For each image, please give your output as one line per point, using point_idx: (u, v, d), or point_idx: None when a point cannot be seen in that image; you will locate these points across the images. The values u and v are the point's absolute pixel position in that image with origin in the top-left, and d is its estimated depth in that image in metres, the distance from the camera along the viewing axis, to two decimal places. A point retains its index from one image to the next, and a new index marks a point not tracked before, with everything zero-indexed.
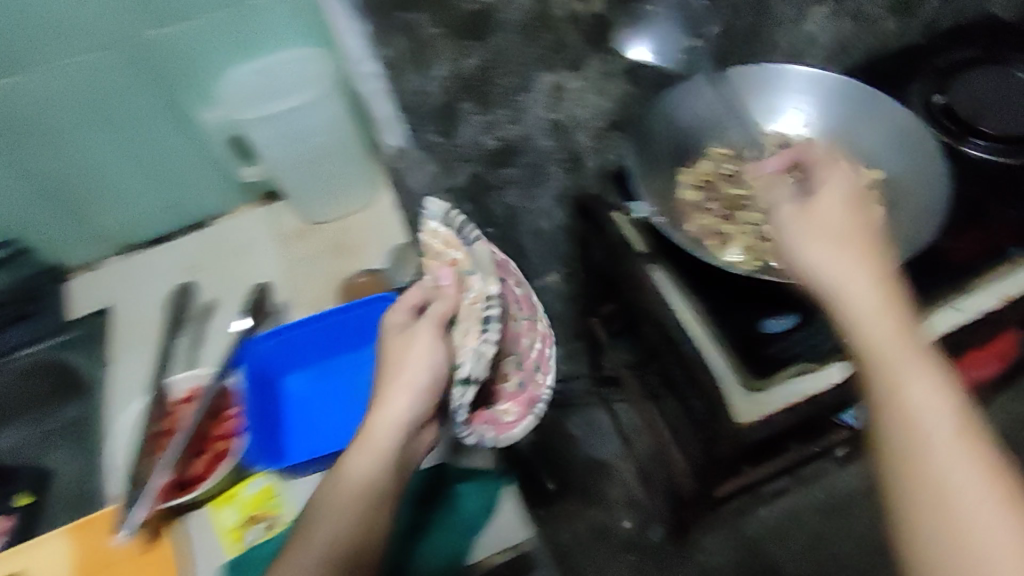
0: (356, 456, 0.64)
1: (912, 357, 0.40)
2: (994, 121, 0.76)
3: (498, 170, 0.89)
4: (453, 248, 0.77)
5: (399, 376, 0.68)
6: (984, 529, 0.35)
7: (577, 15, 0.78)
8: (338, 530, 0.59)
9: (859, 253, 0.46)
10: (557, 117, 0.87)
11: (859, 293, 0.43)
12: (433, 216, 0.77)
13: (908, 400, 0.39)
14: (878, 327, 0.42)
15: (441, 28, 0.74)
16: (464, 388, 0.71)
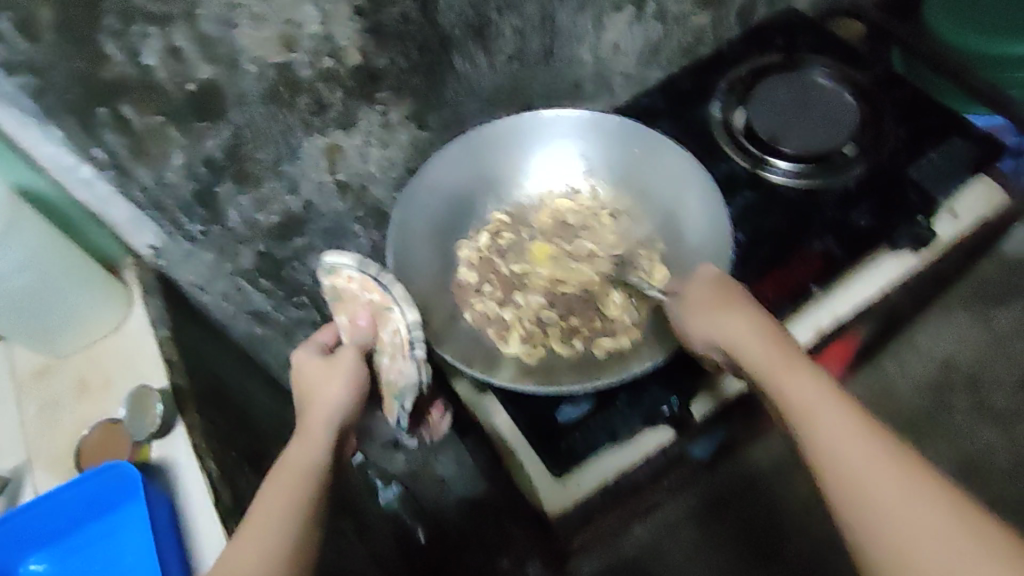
0: (301, 448, 0.55)
1: (823, 407, 0.47)
2: (793, 140, 0.70)
3: (286, 243, 0.79)
4: (369, 291, 0.60)
5: (322, 423, 0.57)
6: (960, 558, 0.40)
7: (330, 74, 0.69)
8: (286, 503, 0.51)
9: (757, 329, 0.54)
10: (340, 179, 0.78)
11: (759, 358, 0.52)
12: (343, 265, 0.61)
13: (846, 464, 0.45)
14: (786, 374, 0.50)
15: (158, 115, 0.61)
16: (404, 398, 0.62)
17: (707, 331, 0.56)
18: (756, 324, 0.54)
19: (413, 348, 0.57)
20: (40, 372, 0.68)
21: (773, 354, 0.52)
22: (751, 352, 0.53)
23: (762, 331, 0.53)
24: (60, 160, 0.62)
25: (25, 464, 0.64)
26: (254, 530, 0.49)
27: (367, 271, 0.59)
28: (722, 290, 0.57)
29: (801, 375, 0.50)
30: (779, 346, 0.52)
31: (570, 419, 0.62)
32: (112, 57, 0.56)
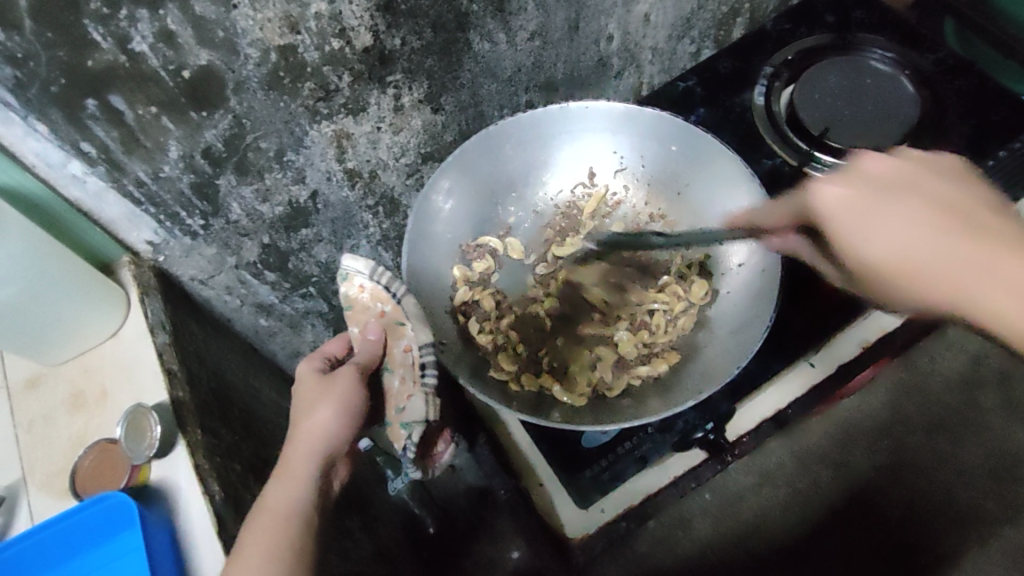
0: (283, 485, 0.51)
1: (995, 253, 0.43)
2: (843, 132, 0.66)
3: (292, 234, 0.73)
4: (381, 303, 0.59)
5: (300, 441, 0.53)
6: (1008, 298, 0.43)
7: (336, 58, 0.61)
8: (268, 550, 0.47)
9: (917, 236, 0.45)
10: (349, 167, 0.71)
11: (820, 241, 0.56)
12: (356, 272, 0.59)
13: (973, 297, 0.43)
14: (910, 236, 0.45)
15: (151, 107, 0.55)
16: (410, 429, 0.57)
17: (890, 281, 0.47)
18: (909, 209, 0.46)
19: (424, 372, 0.58)
20: (32, 384, 0.67)
21: (942, 234, 0.45)
22: (874, 242, 0.46)
23: (932, 227, 0.45)
24: (47, 157, 0.56)
25: (19, 483, 0.63)
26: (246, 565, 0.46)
27: (379, 280, 0.59)
28: (870, 193, 0.47)
29: (944, 221, 0.45)
30: (930, 232, 0.45)
31: (597, 443, 0.66)
32: (98, 44, 0.50)
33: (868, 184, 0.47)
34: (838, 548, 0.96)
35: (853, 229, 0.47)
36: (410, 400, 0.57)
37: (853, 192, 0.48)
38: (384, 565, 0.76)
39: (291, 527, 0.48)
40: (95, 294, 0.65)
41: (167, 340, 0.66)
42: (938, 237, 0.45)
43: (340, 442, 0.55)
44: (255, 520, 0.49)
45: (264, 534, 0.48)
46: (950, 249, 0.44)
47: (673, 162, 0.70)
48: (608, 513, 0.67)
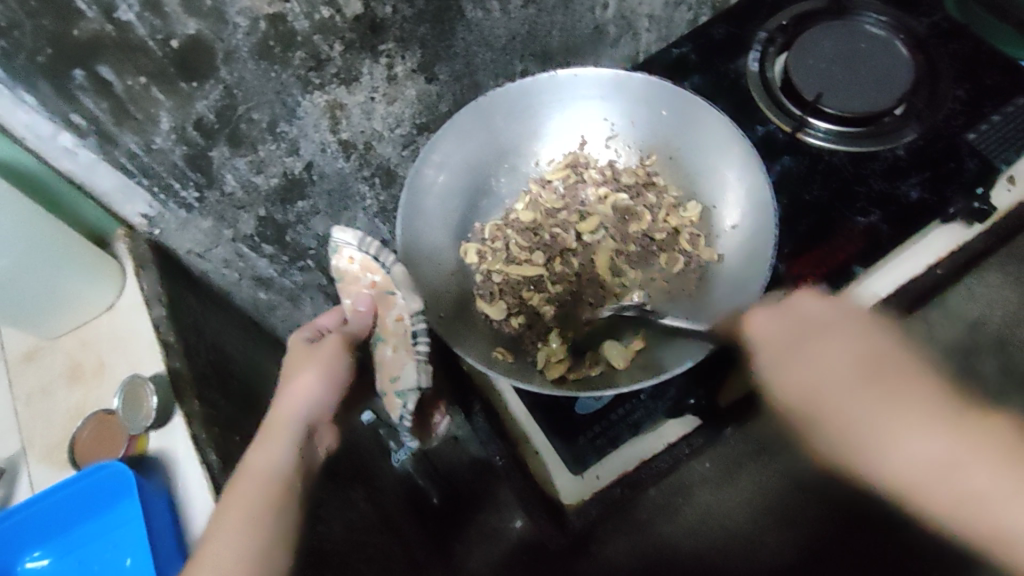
0: (266, 448, 0.51)
1: (889, 428, 0.53)
2: (837, 97, 0.67)
3: (288, 206, 0.71)
4: (371, 273, 0.61)
5: (283, 407, 0.54)
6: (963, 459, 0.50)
7: (327, 26, 0.62)
8: (247, 513, 0.48)
9: (829, 395, 0.55)
10: (343, 138, 0.70)
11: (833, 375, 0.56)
12: (345, 244, 0.60)
13: (904, 451, 0.52)
14: (834, 370, 0.56)
15: (140, 77, 0.55)
16: (404, 396, 0.58)
17: (817, 418, 0.56)
18: (857, 346, 0.56)
19: (416, 342, 0.58)
20: (30, 357, 0.68)
21: (867, 402, 0.54)
22: (802, 372, 0.56)
23: (914, 413, 0.53)
24: (36, 130, 0.56)
25: (18, 455, 0.63)
26: (227, 532, 0.47)
27: (368, 251, 0.60)
28: (810, 326, 0.58)
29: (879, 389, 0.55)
30: (930, 404, 0.53)
31: (590, 410, 0.67)
32: (83, 13, 0.50)
33: (795, 334, 0.57)
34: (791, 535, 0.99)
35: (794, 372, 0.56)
36: (403, 369, 0.58)
37: (793, 327, 0.58)
38: (388, 534, 0.77)
39: (269, 489, 0.49)
40: (88, 266, 0.65)
41: (164, 313, 0.66)
42: (866, 402, 0.54)
43: (325, 403, 0.55)
44: (236, 482, 0.49)
45: (236, 497, 0.48)
46: (942, 463, 0.51)
47: (662, 126, 0.70)
48: (603, 480, 0.68)
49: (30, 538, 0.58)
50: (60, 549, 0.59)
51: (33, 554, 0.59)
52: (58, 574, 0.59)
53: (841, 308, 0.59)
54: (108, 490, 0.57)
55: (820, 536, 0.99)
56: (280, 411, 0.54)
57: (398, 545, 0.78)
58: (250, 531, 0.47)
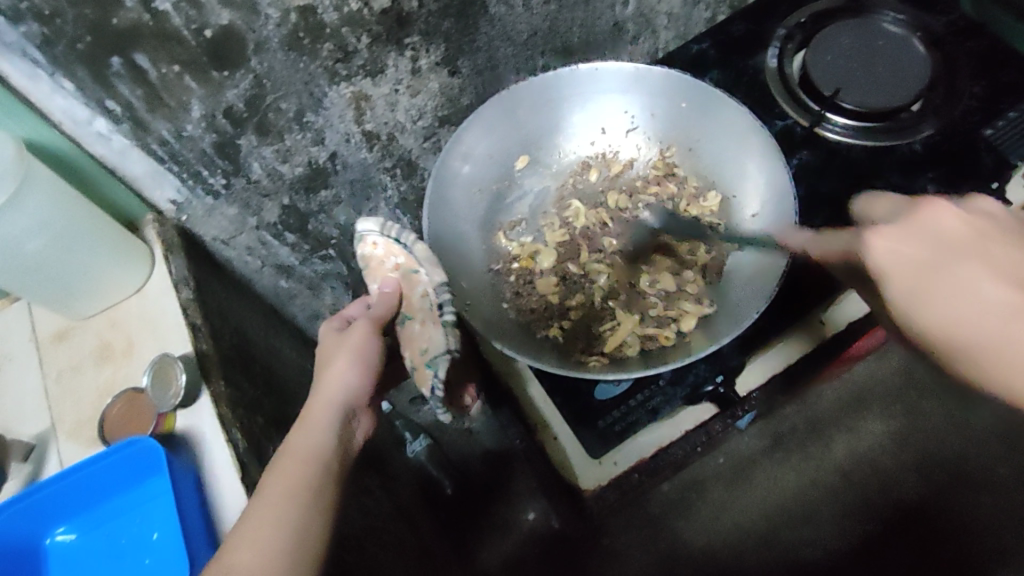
0: (306, 430, 0.52)
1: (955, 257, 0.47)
2: (855, 91, 0.68)
3: (311, 196, 0.74)
4: (393, 255, 0.64)
5: (320, 394, 0.55)
6: None
7: (355, 19, 0.63)
8: (288, 486, 0.48)
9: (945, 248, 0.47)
10: (367, 129, 0.72)
11: (958, 301, 0.45)
12: (368, 231, 0.65)
13: (995, 328, 0.43)
14: (973, 291, 0.44)
15: (175, 65, 0.57)
16: (435, 365, 0.59)
17: (979, 359, 0.43)
18: (1007, 250, 0.46)
19: (442, 309, 0.58)
20: (60, 336, 0.70)
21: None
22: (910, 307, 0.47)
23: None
24: (74, 114, 0.58)
25: (50, 430, 0.65)
26: (270, 504, 0.47)
27: (389, 232, 0.64)
28: (911, 210, 0.50)
29: (1023, 283, 0.44)
30: (992, 288, 0.44)
31: (608, 395, 0.68)
32: (122, 3, 0.51)
33: (935, 235, 0.48)
34: (807, 532, 0.99)
35: (950, 303, 0.45)
36: (431, 338, 0.60)
37: (919, 248, 0.47)
38: (402, 522, 0.78)
39: (310, 465, 0.49)
40: (118, 249, 0.67)
41: (191, 296, 0.68)
42: (1023, 298, 0.43)
43: (362, 393, 0.56)
44: (278, 462, 0.50)
45: (279, 473, 0.49)
46: None
47: (682, 118, 0.72)
48: (620, 466, 0.70)
49: (59, 510, 0.59)
50: (88, 523, 0.61)
51: (61, 526, 0.60)
52: (86, 547, 0.60)
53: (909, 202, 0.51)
54: (136, 465, 0.59)
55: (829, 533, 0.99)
56: (317, 397, 0.55)
57: (411, 534, 0.79)
58: (294, 502, 0.47)
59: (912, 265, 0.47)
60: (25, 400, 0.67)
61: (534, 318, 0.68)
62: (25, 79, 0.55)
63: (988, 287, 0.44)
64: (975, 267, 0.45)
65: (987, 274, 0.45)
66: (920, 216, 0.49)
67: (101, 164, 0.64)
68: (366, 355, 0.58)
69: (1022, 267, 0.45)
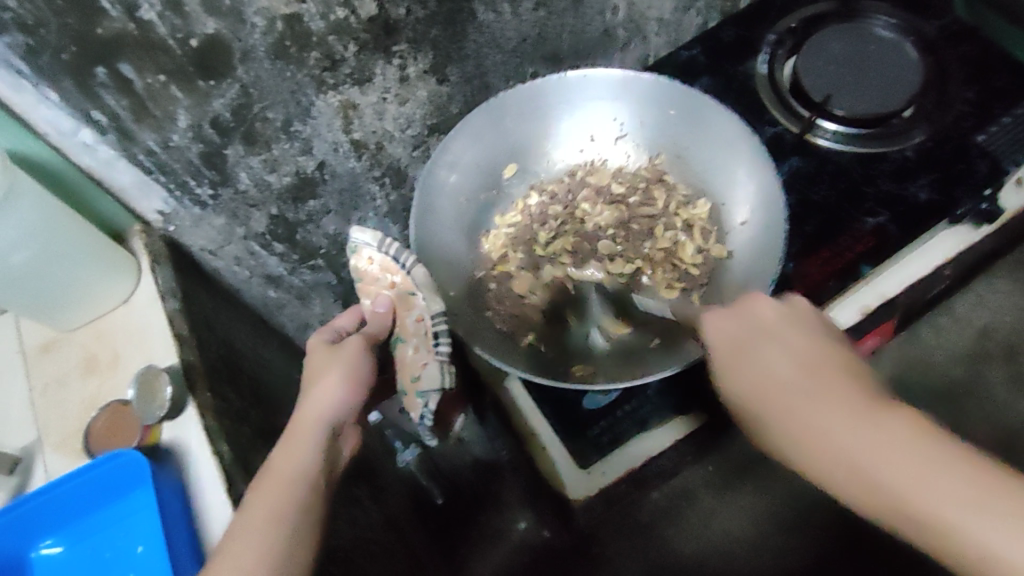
0: (291, 450, 0.52)
1: (878, 417, 0.43)
2: (846, 99, 0.68)
3: (299, 205, 0.74)
4: (391, 274, 0.62)
5: (306, 411, 0.55)
6: (996, 533, 0.36)
7: (342, 27, 0.62)
8: (270, 510, 0.48)
9: (771, 346, 0.50)
10: (355, 138, 0.72)
11: (821, 425, 0.44)
12: (364, 245, 0.62)
13: (841, 442, 0.43)
14: (795, 380, 0.47)
15: (160, 75, 0.56)
16: (427, 397, 0.59)
17: (827, 464, 0.43)
18: (818, 343, 0.49)
19: (437, 342, 0.59)
20: (46, 348, 0.69)
21: (845, 424, 0.44)
22: (773, 364, 0.49)
23: (869, 427, 0.43)
24: (59, 125, 0.58)
25: (35, 443, 0.65)
26: (252, 527, 0.48)
27: (387, 252, 0.62)
28: (788, 317, 0.51)
29: (890, 450, 0.41)
30: (855, 426, 0.43)
31: (596, 405, 0.69)
32: (106, 12, 0.51)
33: (759, 328, 0.51)
34: (801, 540, 0.99)
35: (816, 416, 0.45)
36: (425, 368, 0.59)
37: (747, 327, 0.51)
38: (392, 534, 0.78)
39: (293, 489, 0.50)
40: (104, 260, 0.66)
41: (178, 307, 0.68)
42: (869, 428, 0.43)
43: (350, 408, 0.56)
44: (262, 484, 0.50)
45: (263, 496, 0.49)
46: (893, 449, 0.41)
47: (670, 125, 0.71)
48: (610, 476, 0.67)
49: (43, 525, 0.59)
50: (72, 537, 0.60)
51: (45, 541, 0.60)
52: (70, 563, 0.60)
53: (779, 310, 0.51)
54: (120, 478, 0.58)
55: (823, 541, 0.99)
56: (303, 415, 0.55)
57: (403, 547, 0.78)
58: (276, 528, 0.48)
59: (797, 350, 0.49)
60: (11, 413, 0.66)
61: (521, 330, 0.67)
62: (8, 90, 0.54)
63: (843, 428, 0.43)
64: (825, 404, 0.45)
65: (783, 362, 0.48)
66: (815, 364, 0.47)
67: (86, 175, 0.64)
68: (358, 377, 0.57)
69: (825, 432, 0.44)
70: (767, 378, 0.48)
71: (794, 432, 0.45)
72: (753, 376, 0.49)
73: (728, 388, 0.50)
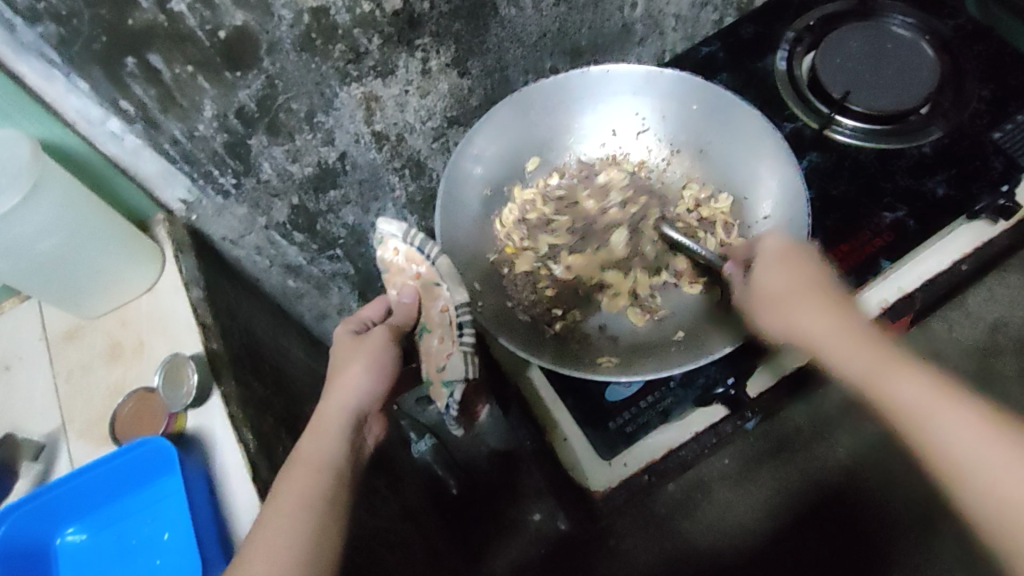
0: (317, 439, 0.53)
1: (893, 362, 0.49)
2: (866, 96, 0.68)
3: (320, 195, 0.74)
4: (416, 265, 0.63)
5: (331, 402, 0.55)
6: (998, 477, 0.44)
7: (367, 20, 0.63)
8: (299, 498, 0.49)
9: (809, 297, 0.54)
10: (376, 130, 0.73)
11: (821, 334, 0.52)
12: (390, 236, 0.64)
13: (896, 394, 0.48)
14: (825, 324, 0.53)
15: (188, 66, 0.57)
16: (451, 388, 0.60)
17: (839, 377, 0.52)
18: (828, 292, 0.54)
19: (462, 333, 0.60)
20: (70, 335, 0.70)
21: (865, 362, 0.50)
22: (801, 321, 0.53)
23: (893, 370, 0.49)
24: (88, 114, 0.58)
25: (60, 429, 0.65)
26: (282, 514, 0.48)
27: (412, 242, 0.63)
28: (789, 250, 0.58)
29: (887, 370, 0.49)
30: (862, 343, 0.51)
31: (620, 397, 0.70)
32: (139, 4, 0.51)
33: (777, 254, 0.57)
34: (810, 532, 1.00)
35: (814, 330, 0.53)
36: (449, 359, 0.60)
37: (781, 259, 0.57)
38: (408, 522, 0.79)
39: (320, 477, 0.50)
40: (127, 248, 0.67)
41: (201, 296, 0.69)
42: (880, 359, 0.50)
43: (373, 400, 0.57)
44: (290, 472, 0.51)
45: (290, 484, 0.50)
46: (926, 406, 0.47)
47: (693, 122, 0.72)
48: (630, 468, 0.69)
49: (72, 511, 0.60)
50: (100, 523, 0.61)
51: (74, 526, 0.61)
52: (97, 547, 0.60)
53: (820, 268, 0.56)
54: (148, 466, 0.59)
55: (830, 533, 1.00)
56: (328, 405, 0.55)
57: (418, 537, 0.79)
58: (303, 516, 0.48)
59: (790, 292, 0.55)
60: (35, 399, 0.67)
61: (544, 320, 0.68)
62: (41, 78, 0.55)
63: (858, 352, 0.51)
64: (818, 315, 0.53)
65: (812, 317, 0.53)
66: (835, 302, 0.54)
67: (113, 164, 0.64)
68: (383, 368, 0.57)
69: (864, 354, 0.50)
70: (802, 336, 0.53)
71: (832, 358, 0.52)
72: (779, 309, 0.54)
73: (753, 288, 0.57)
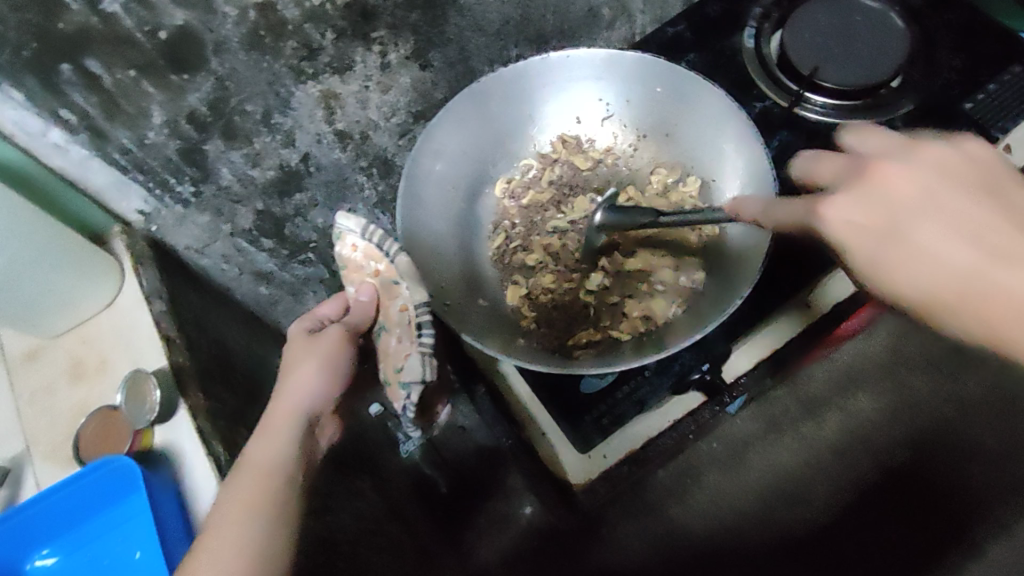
0: (267, 440, 0.51)
1: None
2: (835, 71, 0.67)
3: (285, 200, 0.67)
4: (374, 261, 0.61)
5: (283, 402, 0.54)
6: None
7: (316, 13, 0.64)
8: (247, 502, 0.47)
9: (931, 201, 0.45)
10: (339, 129, 0.67)
11: (950, 257, 0.43)
12: (348, 231, 0.61)
13: (1007, 285, 0.42)
14: (962, 255, 0.43)
15: (131, 70, 0.57)
16: (409, 388, 0.59)
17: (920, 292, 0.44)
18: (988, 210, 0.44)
19: (421, 333, 0.58)
20: (31, 355, 0.68)
21: (1000, 266, 0.42)
22: (921, 238, 0.44)
23: (1011, 251, 0.42)
24: (26, 125, 0.56)
25: (24, 453, 0.63)
26: (232, 519, 0.46)
27: (370, 239, 0.60)
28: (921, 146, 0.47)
29: (1015, 249, 0.42)
30: (975, 219, 0.44)
31: (594, 389, 0.68)
32: (68, 5, 0.54)
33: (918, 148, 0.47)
34: (806, 510, 1.01)
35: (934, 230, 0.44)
36: (407, 360, 0.59)
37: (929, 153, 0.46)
38: (395, 522, 0.78)
39: (270, 478, 0.48)
40: (84, 264, 0.64)
41: (165, 308, 0.65)
42: (1015, 263, 0.42)
43: (326, 397, 0.55)
44: (238, 475, 0.49)
45: (238, 487, 0.48)
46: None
47: (656, 104, 0.70)
48: (610, 459, 0.68)
49: (39, 536, 0.58)
50: (68, 546, 0.59)
51: (42, 551, 0.59)
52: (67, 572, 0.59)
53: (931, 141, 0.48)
54: (113, 484, 0.57)
55: (826, 511, 1.01)
56: (280, 405, 0.54)
57: (406, 537, 0.79)
58: (251, 519, 0.46)
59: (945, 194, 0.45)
60: None
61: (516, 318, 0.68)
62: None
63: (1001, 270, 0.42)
64: (947, 239, 0.44)
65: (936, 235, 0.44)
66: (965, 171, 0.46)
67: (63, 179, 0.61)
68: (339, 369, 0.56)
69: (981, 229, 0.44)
70: (913, 250, 0.44)
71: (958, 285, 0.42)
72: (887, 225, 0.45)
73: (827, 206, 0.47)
